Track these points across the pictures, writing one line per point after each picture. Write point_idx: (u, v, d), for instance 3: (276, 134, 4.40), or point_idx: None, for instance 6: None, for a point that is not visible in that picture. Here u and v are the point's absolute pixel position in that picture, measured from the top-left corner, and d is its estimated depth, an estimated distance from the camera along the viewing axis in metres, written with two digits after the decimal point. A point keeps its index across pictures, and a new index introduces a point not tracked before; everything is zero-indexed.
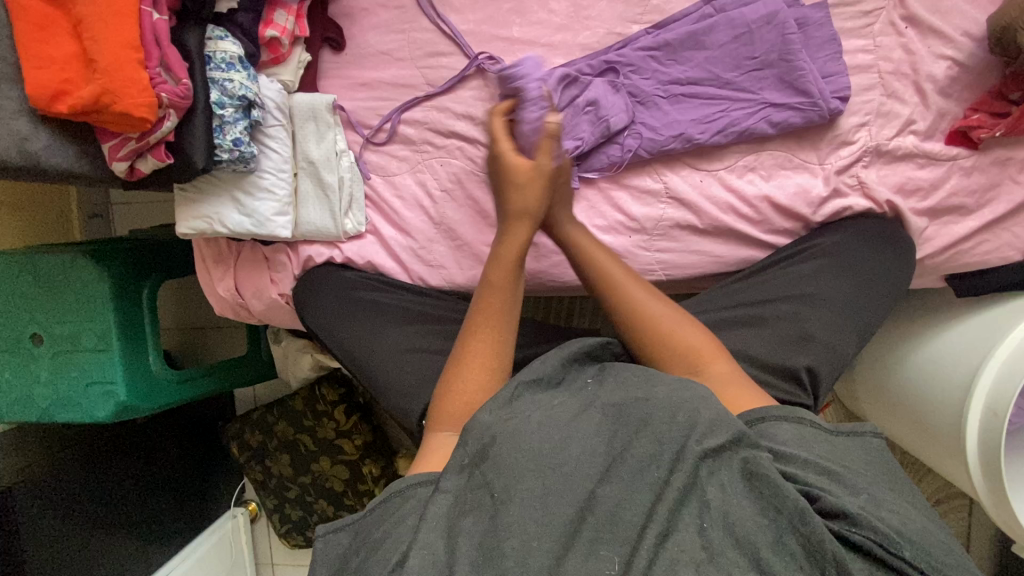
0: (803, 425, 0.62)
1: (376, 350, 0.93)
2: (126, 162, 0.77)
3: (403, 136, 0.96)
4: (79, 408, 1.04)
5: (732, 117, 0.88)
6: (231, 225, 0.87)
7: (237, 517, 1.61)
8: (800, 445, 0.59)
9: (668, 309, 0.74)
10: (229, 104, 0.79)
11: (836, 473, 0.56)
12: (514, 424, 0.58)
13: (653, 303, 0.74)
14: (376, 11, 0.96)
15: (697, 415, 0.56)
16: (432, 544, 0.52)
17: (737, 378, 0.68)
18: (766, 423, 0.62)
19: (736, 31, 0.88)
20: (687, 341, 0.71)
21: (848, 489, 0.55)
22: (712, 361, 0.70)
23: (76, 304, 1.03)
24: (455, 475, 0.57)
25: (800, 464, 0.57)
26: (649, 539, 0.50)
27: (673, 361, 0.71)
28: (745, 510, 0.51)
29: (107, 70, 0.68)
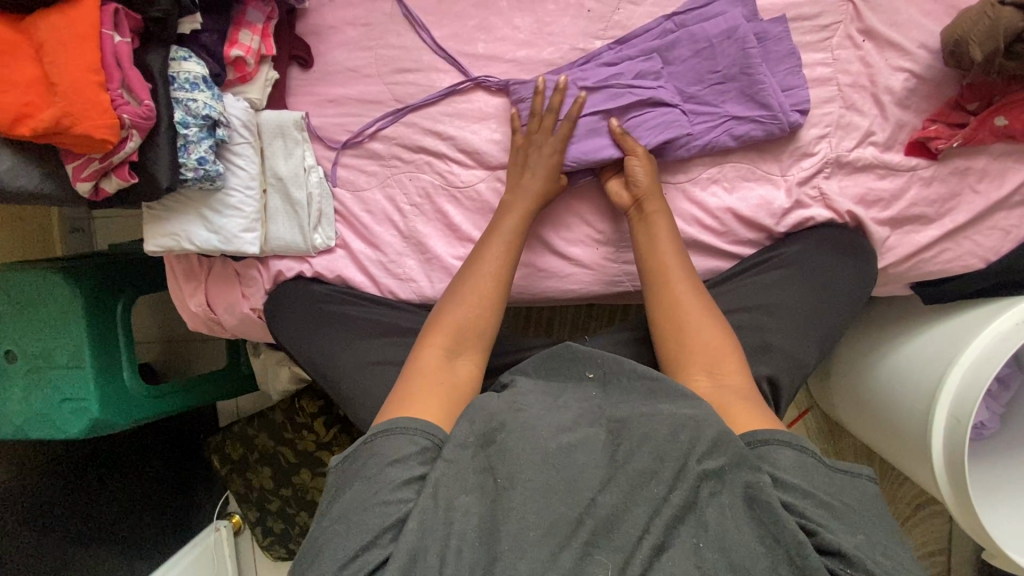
0: (804, 455, 0.60)
1: (345, 365, 0.93)
2: (90, 182, 0.77)
3: (371, 152, 0.97)
4: (54, 424, 1.04)
5: (697, 132, 0.89)
6: (199, 242, 0.88)
7: (220, 530, 1.56)
8: (800, 475, 0.58)
9: (703, 307, 0.76)
10: (193, 123, 0.80)
11: (833, 508, 0.56)
12: (525, 416, 0.60)
13: (691, 298, 0.77)
14: (343, 29, 0.98)
15: (699, 433, 0.56)
16: (428, 518, 0.54)
17: (749, 395, 0.67)
18: (764, 446, 0.60)
19: (697, 46, 0.89)
20: (710, 342, 0.73)
21: (848, 525, 0.55)
22: (728, 370, 0.70)
23: (50, 320, 1.03)
24: (461, 447, 0.58)
25: (798, 494, 0.56)
26: (644, 548, 0.52)
27: (693, 359, 0.72)
28: (744, 536, 0.52)
29: (67, 93, 0.69)
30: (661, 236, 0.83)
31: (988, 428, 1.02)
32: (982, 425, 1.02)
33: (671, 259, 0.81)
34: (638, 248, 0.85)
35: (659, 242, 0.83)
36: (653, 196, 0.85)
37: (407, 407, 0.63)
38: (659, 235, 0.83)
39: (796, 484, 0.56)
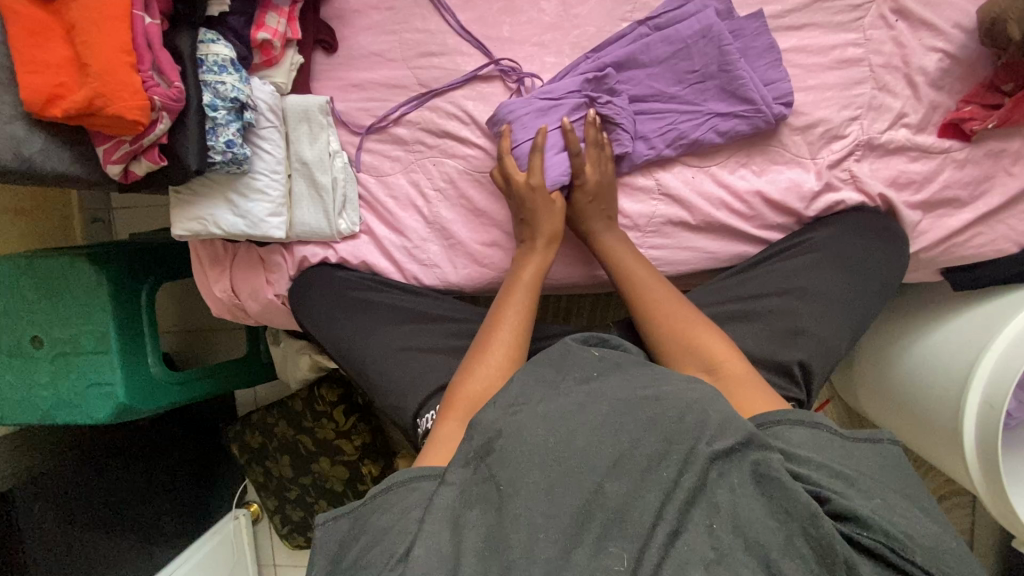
0: (818, 431, 0.59)
1: (369, 350, 0.93)
2: (120, 165, 0.78)
3: (395, 136, 0.97)
4: (80, 409, 1.05)
5: (681, 129, 0.89)
6: (226, 227, 0.88)
7: (240, 518, 1.60)
8: (815, 450, 0.57)
9: (679, 311, 0.78)
10: (221, 106, 0.80)
11: (849, 478, 0.55)
12: (521, 417, 0.57)
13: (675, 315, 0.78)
14: (368, 13, 0.97)
15: (706, 415, 0.55)
16: (434, 544, 0.53)
17: (751, 377, 0.68)
18: (779, 425, 0.60)
19: (673, 48, 0.89)
20: (708, 347, 0.72)
21: (860, 487, 0.55)
22: (727, 361, 0.70)
23: (76, 306, 1.04)
24: (461, 469, 0.58)
25: (813, 466, 0.55)
26: (659, 537, 0.50)
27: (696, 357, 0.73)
28: (755, 512, 0.51)
29: (100, 74, 0.69)
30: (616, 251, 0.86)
31: (1014, 418, 1.00)
32: (1010, 415, 1.00)
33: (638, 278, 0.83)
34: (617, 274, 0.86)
35: (625, 261, 0.85)
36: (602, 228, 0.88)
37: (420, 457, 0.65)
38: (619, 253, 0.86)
39: (802, 458, 0.56)
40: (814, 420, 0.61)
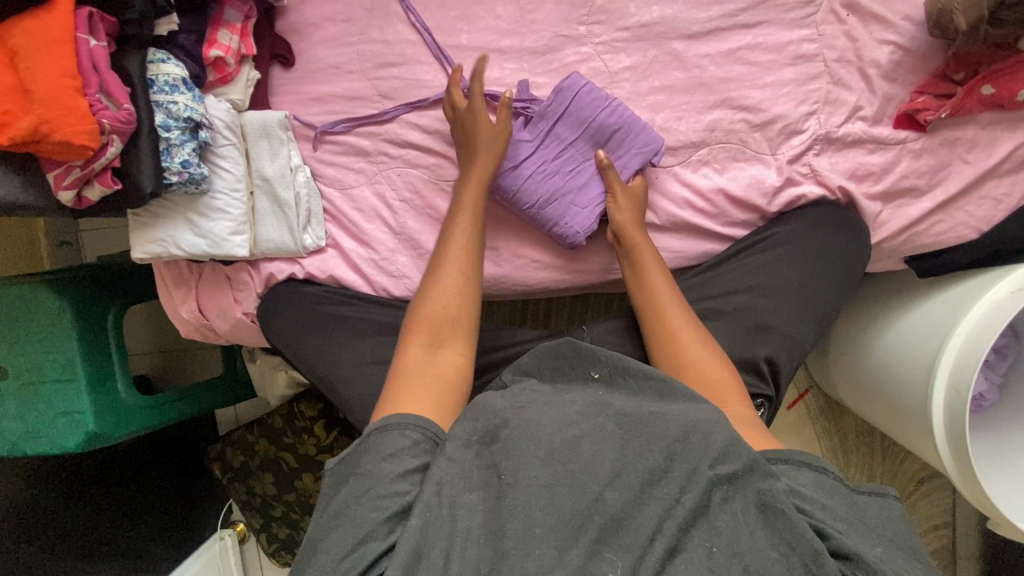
0: (824, 476, 0.58)
1: (340, 366, 0.92)
2: (72, 190, 0.76)
3: (358, 149, 0.96)
4: (47, 439, 1.02)
5: (584, 198, 0.89)
6: (187, 247, 0.86)
7: (225, 539, 1.54)
8: (819, 493, 0.56)
9: (697, 339, 0.76)
10: (174, 125, 0.79)
11: (850, 521, 0.55)
12: (528, 412, 0.59)
13: (693, 340, 0.76)
14: (324, 25, 0.96)
15: (710, 440, 0.54)
16: (432, 515, 0.53)
17: (752, 423, 0.66)
18: (785, 466, 0.58)
19: (566, 119, 0.90)
20: (709, 377, 0.71)
21: (864, 535, 0.54)
22: (728, 399, 0.69)
23: (39, 334, 1.02)
24: (461, 445, 0.57)
25: (816, 504, 0.55)
26: (656, 551, 0.50)
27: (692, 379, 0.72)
28: (758, 543, 0.50)
29: (44, 100, 0.68)
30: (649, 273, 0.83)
31: (986, 399, 1.02)
32: (981, 397, 1.02)
33: (663, 296, 0.81)
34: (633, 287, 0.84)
35: (648, 275, 0.82)
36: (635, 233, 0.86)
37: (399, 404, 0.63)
38: (648, 270, 0.83)
39: (810, 497, 0.55)
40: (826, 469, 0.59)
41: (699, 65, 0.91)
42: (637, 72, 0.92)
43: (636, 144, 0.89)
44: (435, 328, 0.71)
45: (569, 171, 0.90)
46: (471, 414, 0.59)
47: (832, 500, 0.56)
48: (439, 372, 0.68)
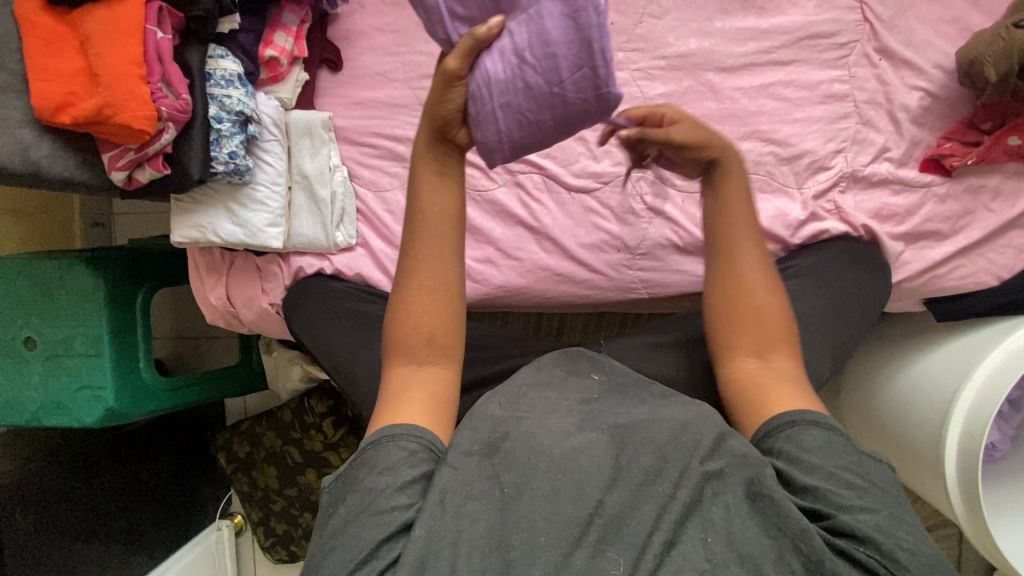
0: (833, 433, 0.56)
1: (356, 361, 0.93)
2: (124, 172, 0.79)
3: (395, 154, 0.99)
4: (69, 411, 1.05)
5: (571, 46, 0.54)
6: (224, 235, 0.89)
7: (222, 530, 1.57)
8: (825, 454, 0.54)
9: (765, 278, 0.66)
10: (226, 118, 0.82)
11: (856, 486, 0.52)
12: (528, 424, 0.58)
13: (757, 275, 0.66)
14: (373, 34, 1.00)
15: (700, 436, 0.55)
16: (436, 525, 0.52)
17: (797, 381, 0.61)
18: (789, 429, 0.56)
19: None
20: (764, 323, 0.64)
21: (867, 496, 0.51)
22: (779, 351, 0.63)
23: (72, 309, 1.04)
24: (464, 456, 0.56)
25: (818, 474, 0.53)
26: (654, 546, 0.50)
27: (731, 315, 0.65)
28: (749, 530, 0.50)
29: (110, 84, 0.72)
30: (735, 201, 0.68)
31: (998, 449, 1.01)
32: (993, 447, 1.01)
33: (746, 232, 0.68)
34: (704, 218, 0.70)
35: (730, 199, 0.68)
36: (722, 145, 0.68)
37: (394, 416, 0.60)
38: (730, 191, 0.69)
39: (802, 463, 0.53)
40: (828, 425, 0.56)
41: (731, 97, 0.93)
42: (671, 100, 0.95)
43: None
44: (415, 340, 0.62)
45: (530, 21, 0.54)
46: (472, 422, 0.59)
47: (829, 457, 0.54)
48: (425, 386, 0.62)
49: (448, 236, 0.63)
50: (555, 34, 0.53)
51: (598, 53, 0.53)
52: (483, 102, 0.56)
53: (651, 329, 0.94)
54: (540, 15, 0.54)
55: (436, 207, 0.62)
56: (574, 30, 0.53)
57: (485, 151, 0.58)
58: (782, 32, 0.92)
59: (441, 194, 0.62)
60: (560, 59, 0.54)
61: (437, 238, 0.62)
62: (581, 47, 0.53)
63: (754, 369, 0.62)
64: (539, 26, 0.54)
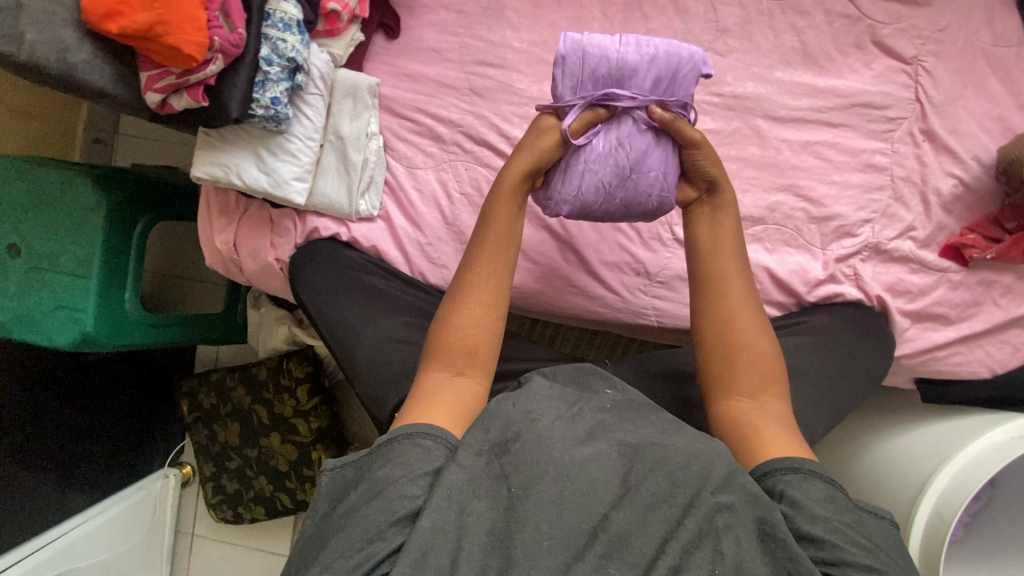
0: (834, 488, 0.56)
1: (359, 333, 0.91)
2: (160, 95, 0.76)
3: (435, 133, 0.97)
4: (41, 329, 1.00)
5: (655, 164, 0.74)
6: (248, 180, 0.86)
7: (169, 478, 1.53)
8: (831, 509, 0.54)
9: (756, 326, 0.70)
10: (276, 62, 0.80)
11: (862, 544, 0.52)
12: (541, 425, 0.57)
13: (749, 317, 0.70)
14: (437, 10, 0.97)
15: (711, 467, 0.54)
16: (440, 519, 0.51)
17: (786, 424, 0.63)
18: (794, 474, 0.56)
19: (608, 64, 0.72)
20: (758, 364, 0.67)
21: (862, 550, 0.52)
22: (771, 392, 0.66)
23: (65, 224, 0.99)
24: (473, 455, 0.56)
25: (819, 523, 0.53)
26: (659, 570, 0.49)
27: (724, 352, 0.69)
28: (758, 570, 0.50)
29: (168, 1, 0.68)
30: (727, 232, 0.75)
31: None
32: None
33: (734, 275, 0.73)
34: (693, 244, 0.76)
35: (720, 236, 0.75)
36: (725, 186, 0.77)
37: (416, 413, 0.60)
38: (722, 230, 0.75)
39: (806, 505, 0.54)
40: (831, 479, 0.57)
41: (776, 147, 0.94)
42: (718, 137, 0.94)
43: (688, 76, 0.74)
44: (463, 352, 0.66)
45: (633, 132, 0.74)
46: (483, 422, 0.58)
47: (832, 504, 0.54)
48: (456, 391, 0.64)
49: (506, 265, 0.72)
50: (648, 152, 0.74)
51: (670, 170, 0.75)
52: (577, 164, 0.74)
53: (659, 357, 0.94)
54: (643, 130, 0.74)
55: (500, 232, 0.73)
56: (660, 154, 0.74)
57: (560, 198, 0.75)
58: (840, 94, 0.92)
59: (510, 224, 0.73)
60: (641, 173, 0.74)
61: (497, 258, 0.72)
62: (660, 170, 0.74)
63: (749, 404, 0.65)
64: (638, 139, 0.74)
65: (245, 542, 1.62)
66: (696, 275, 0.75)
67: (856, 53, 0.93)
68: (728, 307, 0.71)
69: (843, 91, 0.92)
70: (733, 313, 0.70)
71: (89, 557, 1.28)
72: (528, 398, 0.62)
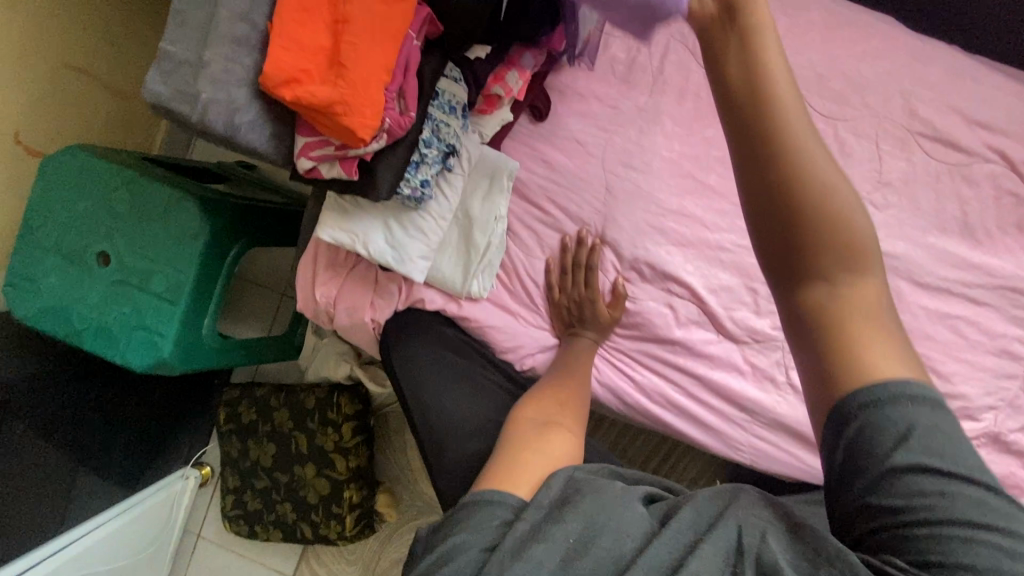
0: (941, 425, 0.41)
1: (449, 424, 0.87)
2: (312, 162, 0.71)
3: (562, 227, 0.94)
4: (117, 345, 0.95)
5: None
6: (373, 251, 0.82)
7: (188, 479, 1.46)
8: (930, 482, 0.40)
9: (842, 179, 0.43)
10: (435, 145, 0.76)
11: (974, 533, 0.39)
12: (603, 485, 0.54)
13: (839, 182, 0.42)
14: (590, 100, 0.92)
15: (805, 525, 0.46)
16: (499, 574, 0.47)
17: (894, 335, 0.43)
18: (865, 414, 0.41)
19: None
20: (847, 241, 0.43)
21: (971, 528, 0.39)
22: (861, 269, 0.43)
23: (159, 243, 0.94)
24: (534, 509, 0.52)
25: (897, 498, 0.40)
26: None
27: (776, 228, 0.43)
28: None
29: (351, 80, 0.63)
30: (775, 61, 0.42)
31: None
32: None
33: (788, 103, 0.42)
34: (731, 80, 0.43)
35: (776, 64, 0.42)
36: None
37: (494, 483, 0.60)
38: (761, 50, 0.42)
39: (901, 456, 0.40)
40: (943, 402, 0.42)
41: (914, 314, 0.89)
42: None
43: None
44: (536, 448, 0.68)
45: None
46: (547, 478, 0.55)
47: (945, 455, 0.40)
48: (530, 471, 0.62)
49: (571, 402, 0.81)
50: None
51: None
52: None
53: None
54: None
55: (565, 382, 0.85)
56: None
57: None
58: (992, 274, 0.88)
59: (574, 378, 0.86)
60: None
61: (563, 397, 0.82)
62: None
63: (845, 295, 0.43)
64: None
65: (251, 555, 1.57)
66: (757, 109, 0.42)
67: (1016, 234, 0.88)
68: (772, 163, 0.42)
69: (995, 270, 0.88)
70: (829, 187, 0.42)
71: (99, 561, 1.19)
72: (590, 470, 0.58)
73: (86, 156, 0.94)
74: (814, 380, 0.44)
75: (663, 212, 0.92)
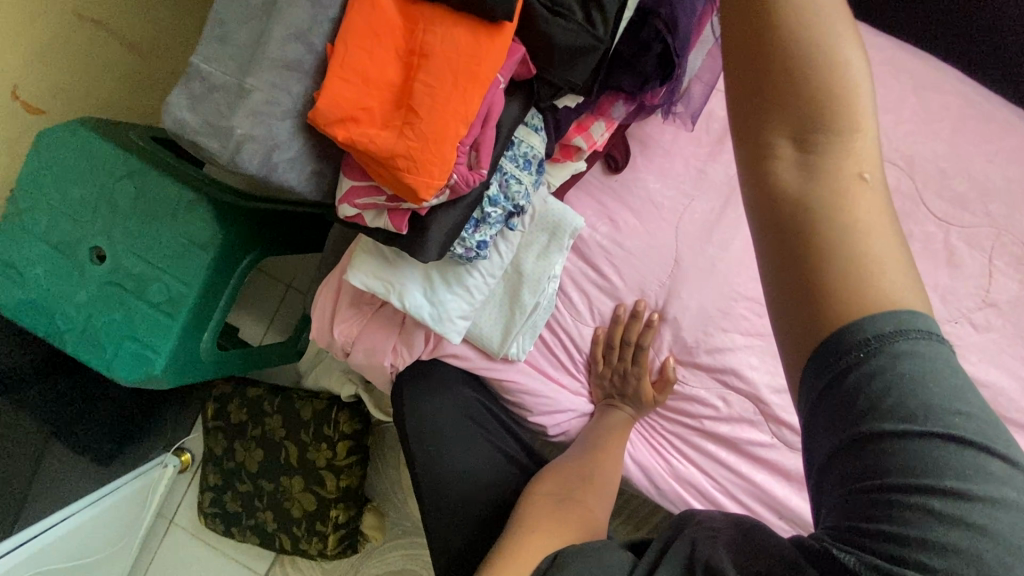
0: (936, 391, 0.34)
1: (461, 496, 0.79)
2: (356, 210, 0.59)
3: (618, 295, 0.83)
4: (103, 355, 0.84)
5: None
6: (408, 304, 0.71)
7: (166, 468, 1.33)
8: (919, 466, 0.34)
9: (844, 76, 0.37)
10: (502, 204, 0.64)
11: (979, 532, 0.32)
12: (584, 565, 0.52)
13: (841, 80, 0.37)
14: (674, 158, 0.83)
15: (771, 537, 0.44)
16: None
17: (894, 256, 0.37)
18: (846, 377, 0.35)
19: None
20: (839, 151, 0.37)
21: (965, 519, 0.33)
22: (859, 180, 0.37)
23: (163, 248, 0.82)
24: None
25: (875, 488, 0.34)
26: None
27: (774, 121, 0.38)
28: None
29: (421, 130, 0.52)
30: None
31: None
32: None
33: (789, 25, 0.36)
34: None
35: None
36: None
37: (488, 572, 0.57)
38: None
39: (889, 410, 0.34)
40: (940, 340, 0.36)
41: None
42: None
43: None
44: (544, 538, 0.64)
45: None
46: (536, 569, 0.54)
47: (932, 411, 0.34)
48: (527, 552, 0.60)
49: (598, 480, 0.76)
50: None
51: None
52: None
53: None
54: None
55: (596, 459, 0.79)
56: None
57: None
58: None
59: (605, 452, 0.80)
60: None
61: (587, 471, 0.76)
62: None
63: (818, 190, 0.37)
64: None
65: (225, 550, 1.46)
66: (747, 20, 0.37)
67: None
68: (784, 46, 0.37)
69: None
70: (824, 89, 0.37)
71: (64, 559, 1.07)
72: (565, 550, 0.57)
73: (87, 135, 0.81)
74: (791, 309, 0.38)
75: (734, 295, 0.82)
